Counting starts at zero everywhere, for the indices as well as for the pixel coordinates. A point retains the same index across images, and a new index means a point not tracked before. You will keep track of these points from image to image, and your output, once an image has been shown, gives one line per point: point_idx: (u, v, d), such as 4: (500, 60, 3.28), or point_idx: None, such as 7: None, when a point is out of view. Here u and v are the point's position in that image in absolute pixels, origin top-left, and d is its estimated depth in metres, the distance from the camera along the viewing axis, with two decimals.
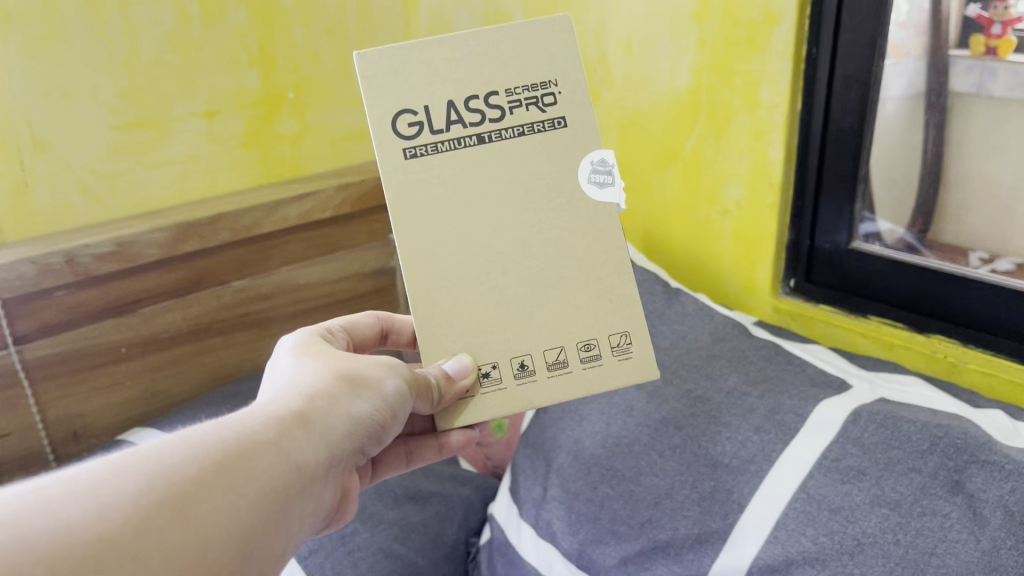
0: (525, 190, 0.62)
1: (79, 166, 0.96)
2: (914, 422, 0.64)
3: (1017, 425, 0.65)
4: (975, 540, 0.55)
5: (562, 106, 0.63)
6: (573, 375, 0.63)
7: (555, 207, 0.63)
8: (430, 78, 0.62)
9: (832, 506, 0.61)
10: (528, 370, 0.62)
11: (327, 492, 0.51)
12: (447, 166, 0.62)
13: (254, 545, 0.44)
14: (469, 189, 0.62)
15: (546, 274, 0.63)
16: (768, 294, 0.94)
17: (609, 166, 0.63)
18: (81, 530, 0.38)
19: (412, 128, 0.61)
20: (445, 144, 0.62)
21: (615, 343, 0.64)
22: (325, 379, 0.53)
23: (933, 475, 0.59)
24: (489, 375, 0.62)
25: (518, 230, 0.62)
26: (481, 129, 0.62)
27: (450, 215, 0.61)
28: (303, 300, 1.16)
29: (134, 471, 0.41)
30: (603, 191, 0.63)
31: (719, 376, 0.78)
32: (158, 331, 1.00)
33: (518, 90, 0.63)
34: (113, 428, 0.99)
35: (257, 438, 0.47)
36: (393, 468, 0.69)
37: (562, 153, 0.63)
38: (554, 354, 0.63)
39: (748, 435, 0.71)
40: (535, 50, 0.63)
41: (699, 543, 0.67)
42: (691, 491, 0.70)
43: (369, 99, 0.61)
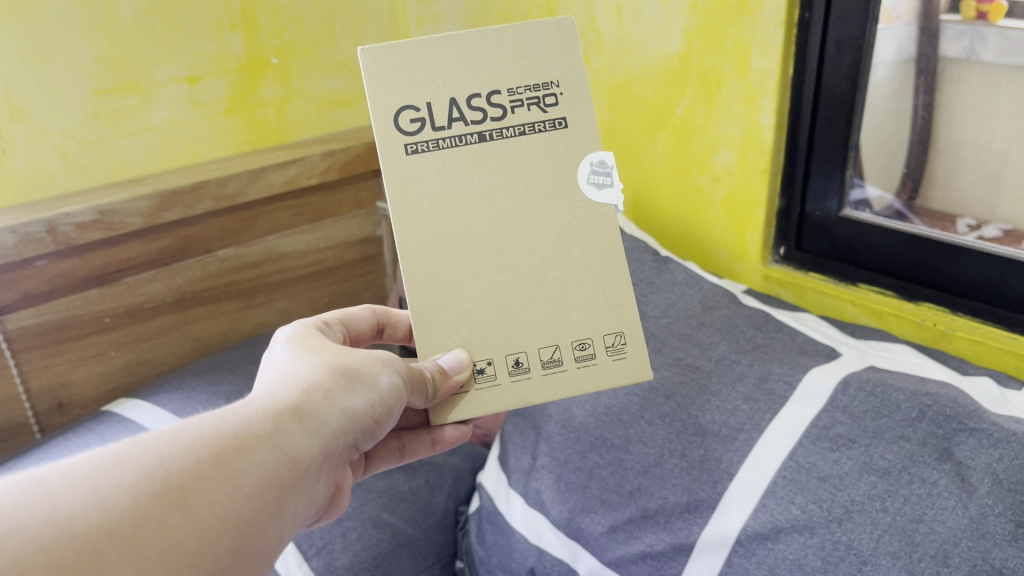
0: (525, 187, 0.62)
1: (58, 133, 0.94)
2: (903, 390, 0.64)
3: (1005, 393, 0.65)
4: (962, 507, 0.55)
5: (563, 107, 0.63)
6: (568, 374, 0.62)
7: (553, 206, 0.62)
8: (432, 74, 0.61)
9: (821, 474, 0.62)
10: (523, 368, 0.61)
11: (321, 485, 0.50)
12: (450, 163, 0.61)
13: (248, 538, 0.44)
14: (469, 183, 0.61)
15: (545, 273, 0.62)
16: (757, 262, 0.93)
17: (608, 167, 0.63)
18: (81, 521, 0.38)
19: (415, 124, 0.60)
20: (446, 140, 0.61)
21: (609, 343, 0.62)
22: (320, 372, 0.52)
23: (922, 443, 0.60)
24: (484, 371, 0.61)
25: (517, 226, 0.61)
26: (483, 127, 0.61)
27: (448, 204, 0.60)
28: (289, 269, 1.14)
29: (132, 462, 0.41)
30: (603, 193, 0.63)
31: (709, 344, 0.78)
32: (143, 301, 0.99)
33: (519, 89, 0.62)
34: (98, 399, 0.98)
35: (253, 432, 0.46)
36: (385, 461, 0.68)
37: (563, 152, 0.63)
38: (549, 352, 0.62)
39: (737, 404, 0.70)
40: (536, 49, 0.63)
41: (688, 511, 0.67)
42: (680, 460, 0.70)
43: (372, 94, 0.60)
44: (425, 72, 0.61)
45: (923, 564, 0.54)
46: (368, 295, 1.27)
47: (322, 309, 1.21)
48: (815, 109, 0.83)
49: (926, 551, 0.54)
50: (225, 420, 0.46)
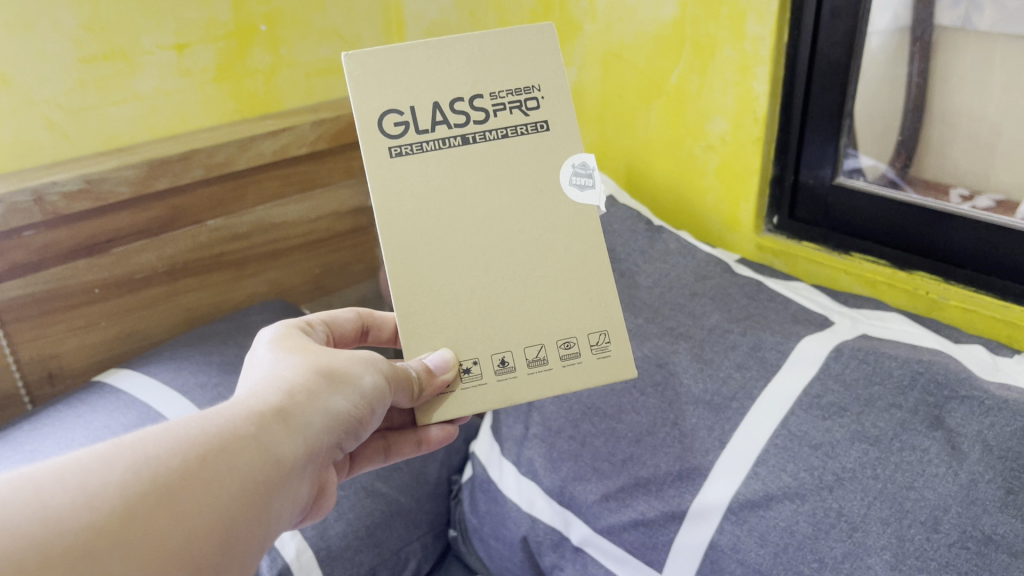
0: (508, 187, 0.61)
1: (44, 101, 0.93)
2: (895, 357, 0.64)
3: (997, 361, 0.65)
4: (953, 474, 0.56)
5: (545, 111, 0.63)
6: (553, 372, 0.61)
7: (536, 208, 0.62)
8: (415, 79, 0.60)
9: (813, 442, 0.62)
10: (508, 368, 0.60)
11: (307, 485, 0.50)
12: (434, 166, 0.60)
13: (237, 538, 0.43)
14: (453, 184, 0.60)
15: (535, 258, 0.61)
16: (750, 232, 0.93)
17: (589, 169, 0.63)
18: (70, 521, 0.37)
19: (399, 128, 0.60)
20: (430, 144, 0.60)
21: (594, 341, 0.62)
22: (305, 373, 0.52)
23: (913, 411, 0.60)
24: (470, 370, 0.60)
25: (501, 226, 0.61)
26: (466, 131, 0.61)
27: (432, 205, 0.60)
28: (281, 239, 1.14)
29: (120, 462, 0.41)
30: (584, 194, 0.62)
31: (702, 314, 0.77)
32: (133, 271, 0.98)
33: (502, 93, 0.62)
34: (89, 370, 0.98)
35: (238, 432, 0.45)
36: (370, 461, 0.68)
37: (544, 156, 0.62)
38: (534, 351, 0.61)
39: (729, 372, 0.70)
40: (518, 55, 0.63)
41: (680, 479, 0.67)
42: (672, 428, 0.70)
43: (356, 99, 0.59)
44: (409, 76, 0.60)
45: (914, 530, 0.54)
46: (360, 266, 1.26)
47: (314, 280, 1.21)
48: (810, 76, 0.82)
49: (917, 517, 0.55)
50: (210, 420, 0.45)
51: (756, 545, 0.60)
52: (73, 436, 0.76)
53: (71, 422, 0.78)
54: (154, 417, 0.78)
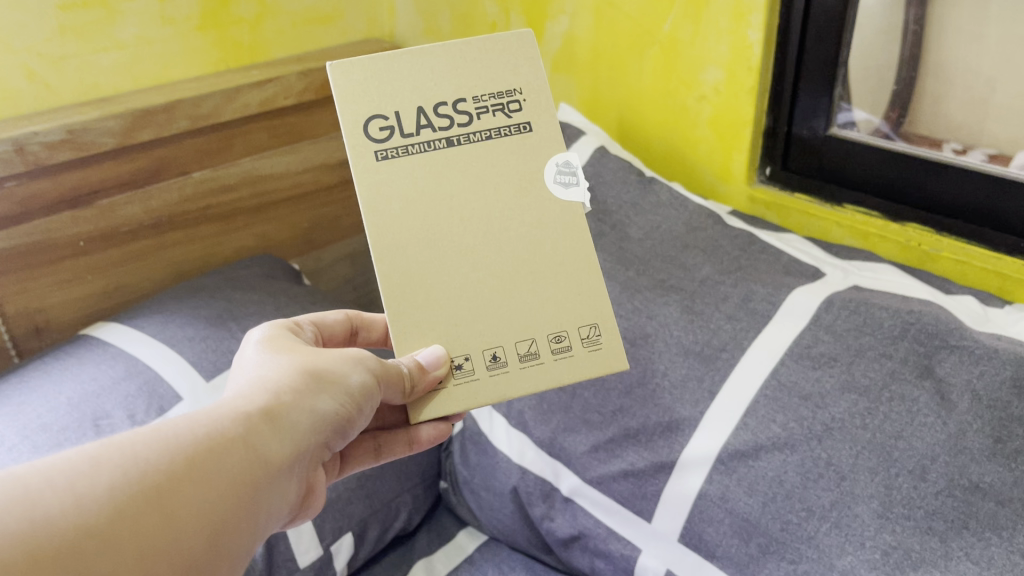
0: (494, 188, 0.60)
1: (23, 49, 0.91)
2: (886, 308, 0.64)
3: (988, 311, 0.65)
4: (942, 423, 0.56)
5: (527, 112, 0.61)
6: (546, 366, 0.59)
7: (522, 206, 0.60)
8: (399, 85, 0.59)
9: (802, 392, 0.62)
10: (501, 363, 0.58)
11: (292, 486, 0.49)
12: (420, 169, 0.59)
13: (222, 541, 0.43)
14: (439, 184, 0.59)
15: (527, 244, 0.60)
16: (743, 183, 0.92)
17: (573, 167, 0.61)
18: (58, 520, 0.37)
19: (384, 132, 0.58)
20: (416, 147, 0.59)
21: (585, 335, 0.60)
22: (292, 374, 0.51)
23: (904, 361, 0.60)
24: (462, 367, 0.58)
25: (489, 224, 0.59)
26: (451, 134, 0.60)
27: (419, 205, 0.58)
28: (268, 192, 1.12)
29: (109, 462, 0.40)
30: (569, 192, 0.61)
31: (694, 266, 0.76)
32: (119, 224, 0.97)
33: (485, 97, 0.61)
34: (76, 323, 0.97)
35: (224, 435, 0.45)
36: (360, 462, 0.66)
37: (528, 157, 0.61)
38: (525, 345, 0.59)
39: (720, 323, 0.70)
40: (499, 59, 0.61)
41: (669, 430, 0.68)
42: (662, 379, 0.70)
43: (341, 106, 0.58)
44: (393, 83, 0.59)
45: (901, 479, 0.56)
46: (349, 220, 1.25)
47: (302, 234, 1.20)
48: (806, 26, 0.80)
49: (905, 466, 0.56)
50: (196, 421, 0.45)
51: (746, 496, 0.62)
52: (60, 389, 0.75)
53: (58, 375, 0.78)
54: (142, 370, 0.78)
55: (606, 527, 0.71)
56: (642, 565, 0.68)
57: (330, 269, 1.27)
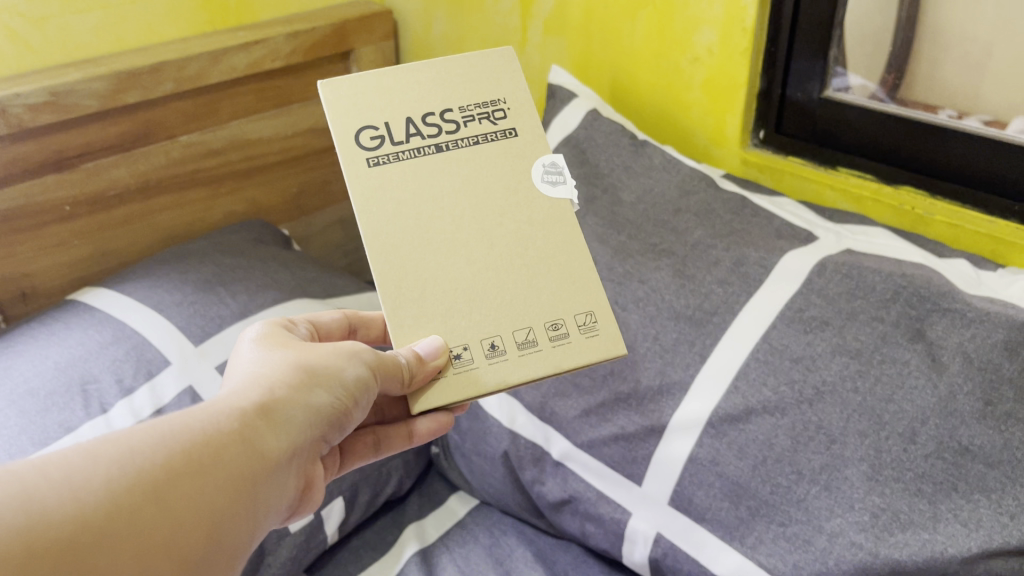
0: (484, 187, 0.60)
1: (4, 9, 0.89)
2: (879, 272, 0.63)
3: (981, 275, 0.64)
4: (932, 386, 0.56)
5: (511, 119, 0.63)
6: (545, 353, 0.57)
7: (513, 203, 0.60)
8: (387, 98, 0.61)
9: (793, 356, 0.62)
10: (500, 352, 0.56)
11: (291, 481, 0.49)
12: (412, 173, 0.59)
13: (222, 535, 0.43)
14: (430, 185, 0.59)
15: (519, 236, 0.59)
16: (736, 146, 0.91)
17: (560, 167, 0.62)
18: (56, 515, 0.37)
19: (375, 141, 0.59)
20: (406, 153, 0.59)
21: (581, 322, 0.59)
22: (286, 369, 0.51)
23: (895, 324, 0.60)
24: (460, 356, 0.56)
25: (480, 220, 0.59)
26: (440, 140, 0.61)
27: (411, 205, 0.58)
28: (256, 156, 1.11)
29: (106, 457, 0.40)
30: (556, 190, 0.62)
31: (686, 229, 0.75)
32: (105, 188, 0.95)
33: (469, 107, 0.62)
34: (63, 289, 0.96)
35: (219, 430, 0.45)
36: (359, 458, 0.65)
37: (515, 158, 0.62)
38: (523, 333, 0.57)
39: (711, 287, 0.69)
40: (480, 76, 0.64)
41: (660, 393, 0.68)
42: (653, 343, 0.70)
43: (333, 119, 0.59)
44: (381, 96, 0.60)
45: (892, 441, 0.56)
46: (339, 185, 1.24)
47: (292, 199, 1.19)
48: None
49: (895, 428, 0.56)
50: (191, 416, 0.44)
51: (735, 458, 0.62)
52: (47, 355, 0.75)
53: (45, 341, 0.77)
54: (129, 336, 0.77)
55: (597, 491, 0.71)
56: (632, 527, 0.68)
57: (320, 234, 1.26)
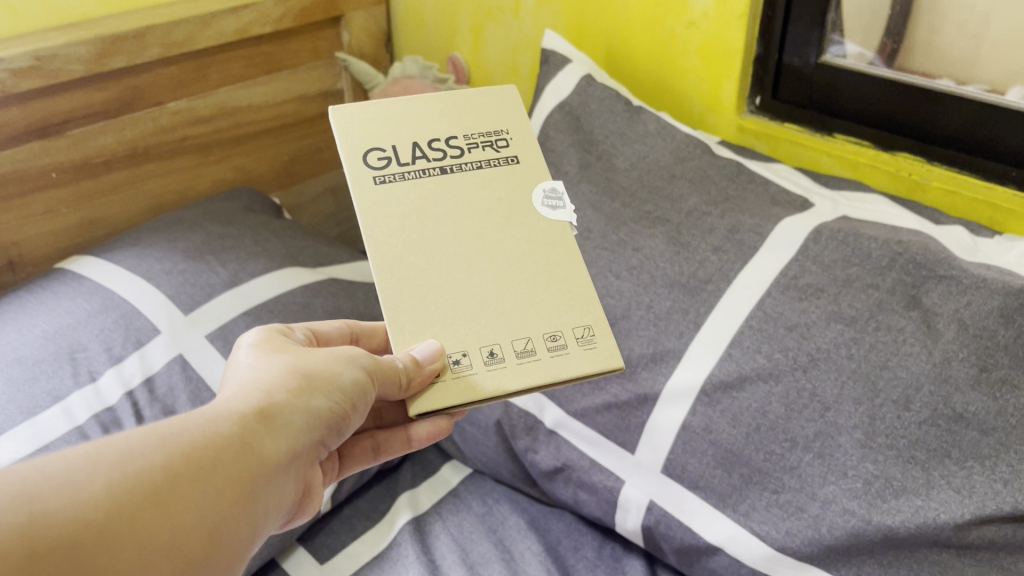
0: (485, 209, 0.60)
1: None
2: (875, 239, 0.62)
3: (977, 242, 0.64)
4: (927, 353, 0.56)
5: (514, 148, 0.64)
6: (542, 363, 0.57)
7: (513, 222, 0.60)
8: (396, 123, 0.61)
9: (788, 323, 0.62)
10: (499, 359, 0.56)
11: (290, 485, 0.48)
12: (416, 192, 0.59)
13: (220, 538, 0.42)
14: (433, 203, 0.59)
15: (519, 255, 0.59)
16: (733, 113, 0.90)
17: (560, 193, 0.63)
18: (54, 516, 0.36)
19: (382, 161, 0.60)
20: (411, 174, 0.60)
21: (579, 334, 0.58)
22: (287, 372, 0.50)
23: (891, 291, 0.59)
24: (459, 362, 0.55)
25: (481, 237, 0.59)
26: (444, 163, 0.61)
27: (413, 221, 0.58)
28: (246, 124, 1.10)
29: (106, 459, 0.40)
30: (556, 213, 0.62)
31: (680, 197, 0.74)
32: (91, 155, 0.94)
33: (474, 135, 0.63)
34: (51, 257, 0.95)
35: (218, 434, 0.44)
36: (359, 463, 0.65)
37: (516, 184, 0.62)
38: (521, 342, 0.57)
39: (706, 255, 0.68)
40: (486, 108, 0.65)
41: (654, 361, 0.67)
42: (647, 312, 0.69)
43: (342, 138, 0.60)
44: (390, 121, 0.61)
45: (885, 408, 0.56)
46: (332, 153, 1.22)
47: (283, 168, 1.17)
48: None
49: (889, 395, 0.56)
50: (191, 419, 0.44)
51: (729, 426, 0.62)
52: (34, 323, 0.74)
53: (32, 310, 0.76)
54: (118, 305, 0.76)
55: (589, 460, 0.71)
56: (625, 495, 0.68)
57: (312, 204, 1.25)
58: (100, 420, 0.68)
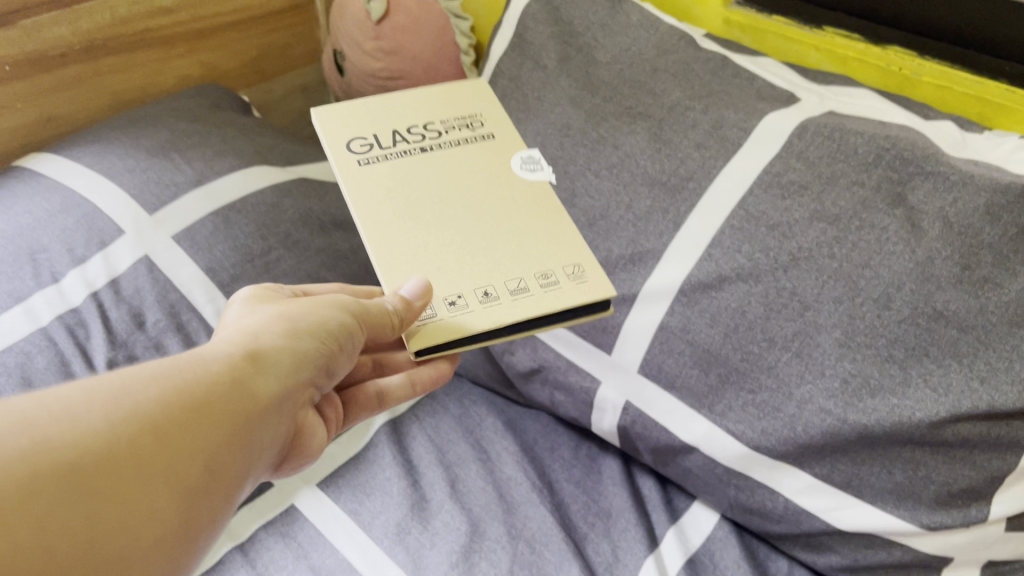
0: (467, 178, 0.61)
1: None
2: (861, 134, 0.59)
3: (966, 137, 0.62)
4: (909, 252, 0.54)
5: (489, 128, 0.65)
6: (539, 296, 0.55)
7: (495, 187, 0.61)
8: (374, 117, 0.63)
9: (769, 223, 0.60)
10: (493, 297, 0.54)
11: (283, 426, 0.47)
12: (400, 170, 0.60)
13: (222, 469, 0.41)
14: (415, 176, 0.60)
15: (503, 213, 0.60)
16: (718, 4, 0.85)
17: (537, 159, 0.64)
18: (53, 443, 0.35)
19: (365, 147, 0.61)
20: (395, 155, 0.61)
21: (569, 271, 0.57)
22: (274, 320, 0.49)
23: (876, 188, 0.57)
24: (455, 303, 0.54)
25: (466, 202, 0.60)
26: (424, 146, 0.63)
27: (399, 191, 0.59)
28: (210, 17, 1.04)
29: (104, 390, 0.38)
30: (535, 176, 0.64)
31: (663, 91, 0.70)
32: (46, 49, 0.89)
33: (451, 122, 0.65)
34: (8, 155, 0.92)
35: (215, 369, 0.43)
36: (364, 410, 0.65)
37: (495, 154, 0.63)
38: (514, 282, 0.55)
39: (688, 152, 0.66)
40: (458, 98, 0.67)
41: (633, 263, 0.66)
42: (626, 212, 0.67)
43: (324, 131, 0.61)
44: (368, 116, 0.63)
45: (865, 307, 0.55)
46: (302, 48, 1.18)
47: (250, 63, 1.13)
48: None
49: (870, 294, 0.55)
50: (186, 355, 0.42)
51: (706, 327, 0.62)
52: None
53: None
54: (79, 204, 0.73)
55: (566, 360, 0.71)
56: (601, 395, 0.69)
57: (284, 103, 1.22)
58: (65, 322, 0.67)
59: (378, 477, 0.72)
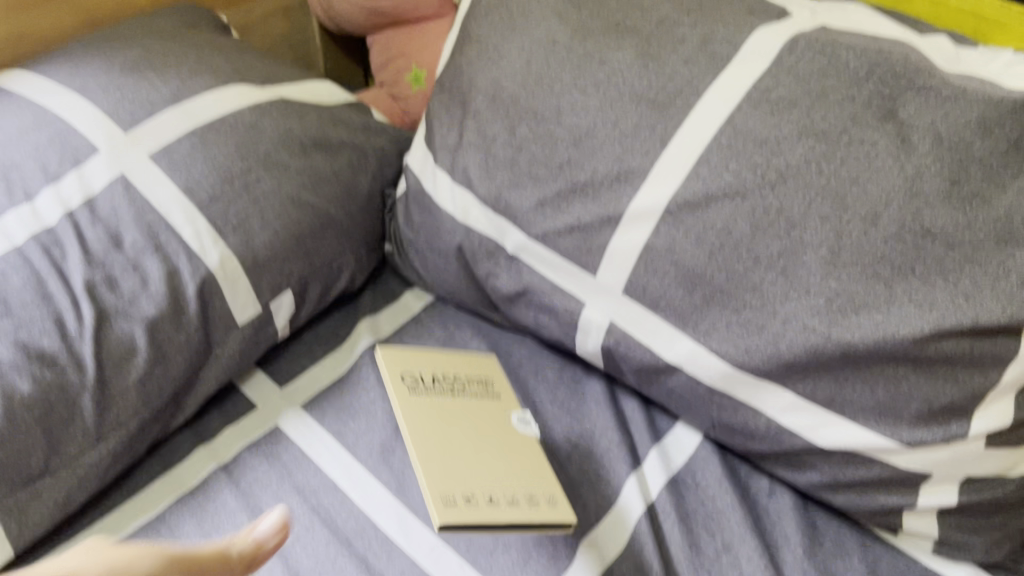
0: (481, 415, 0.66)
1: None
2: (852, 49, 0.58)
3: (959, 51, 0.61)
4: (899, 167, 0.54)
5: (504, 392, 0.69)
6: (525, 510, 0.57)
7: (501, 440, 0.64)
8: (421, 362, 0.69)
9: (758, 139, 0.59)
10: (486, 501, 0.58)
11: None
12: (434, 404, 0.65)
13: None
14: (446, 413, 0.64)
15: (508, 444, 0.64)
16: None
17: (529, 420, 0.67)
18: None
19: (412, 383, 0.66)
20: (435, 391, 0.66)
21: (542, 497, 0.59)
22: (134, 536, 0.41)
23: (867, 104, 0.56)
24: (458, 499, 0.57)
25: (478, 433, 0.64)
26: (455, 393, 0.67)
27: (431, 413, 0.64)
28: None
29: None
30: (527, 428, 0.66)
31: (652, 7, 0.68)
32: None
33: (469, 377, 0.69)
34: None
35: None
36: None
37: (501, 412, 0.67)
38: (506, 496, 0.58)
39: (677, 68, 0.64)
40: (483, 367, 0.71)
41: (619, 181, 0.65)
42: (613, 129, 0.65)
43: (384, 364, 0.67)
44: (418, 361, 0.69)
45: (852, 225, 0.54)
46: None
47: None
48: None
49: (857, 212, 0.54)
50: None
51: (692, 246, 0.61)
52: None
53: None
54: (52, 122, 0.72)
55: (550, 283, 0.70)
56: (585, 318, 0.68)
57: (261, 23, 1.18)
58: (40, 242, 0.65)
59: (361, 400, 0.72)
